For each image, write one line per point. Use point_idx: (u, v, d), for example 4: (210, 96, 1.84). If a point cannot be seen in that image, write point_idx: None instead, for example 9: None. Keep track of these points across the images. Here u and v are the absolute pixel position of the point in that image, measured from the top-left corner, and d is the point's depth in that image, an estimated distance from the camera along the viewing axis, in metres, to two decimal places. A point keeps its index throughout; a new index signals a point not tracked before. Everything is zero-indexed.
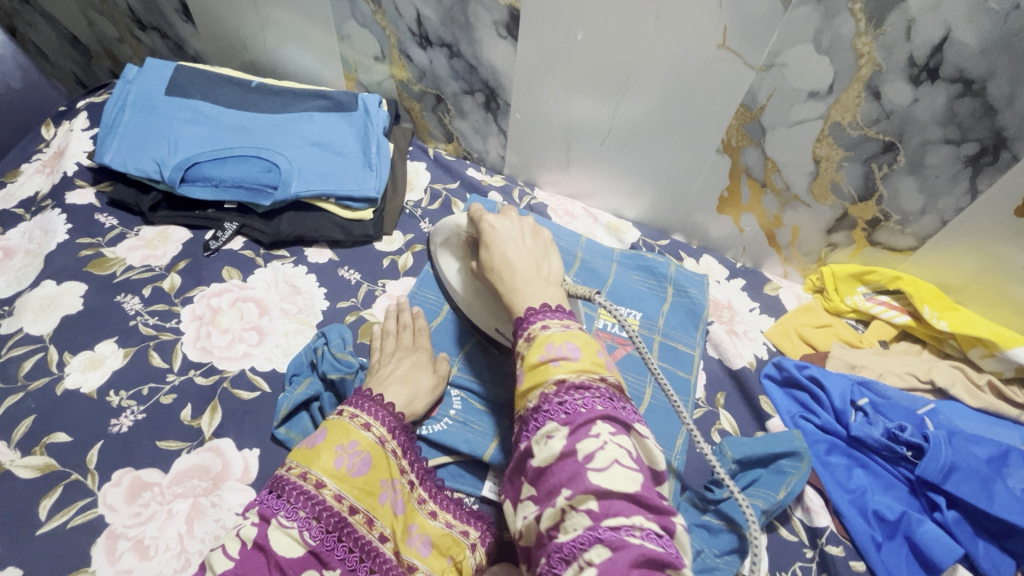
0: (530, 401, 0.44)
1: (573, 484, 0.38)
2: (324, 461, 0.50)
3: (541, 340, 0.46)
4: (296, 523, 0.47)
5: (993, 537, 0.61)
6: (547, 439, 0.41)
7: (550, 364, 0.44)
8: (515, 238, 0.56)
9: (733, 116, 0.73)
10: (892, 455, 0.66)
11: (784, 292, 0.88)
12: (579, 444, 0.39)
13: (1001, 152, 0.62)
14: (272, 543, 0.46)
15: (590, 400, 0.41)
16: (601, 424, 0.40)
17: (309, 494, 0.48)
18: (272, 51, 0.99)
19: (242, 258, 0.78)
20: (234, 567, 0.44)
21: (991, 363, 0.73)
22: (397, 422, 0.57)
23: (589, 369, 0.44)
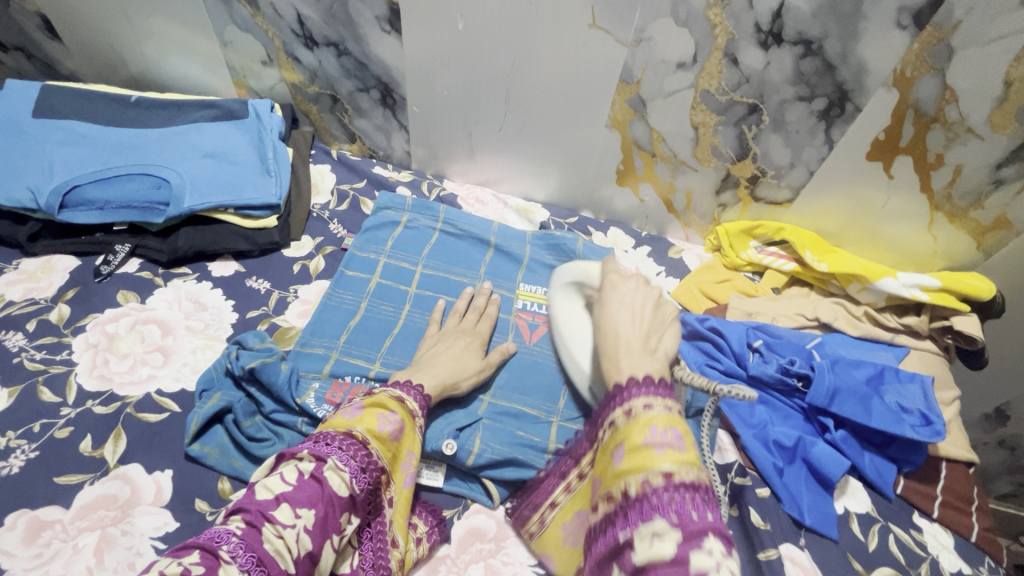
0: (631, 484, 0.44)
1: None
2: (370, 422, 0.52)
3: (644, 421, 0.47)
4: (349, 468, 0.48)
5: (877, 449, 0.69)
6: (653, 539, 0.40)
7: (654, 449, 0.44)
8: (633, 306, 0.59)
9: (615, 92, 0.77)
10: (786, 387, 0.72)
11: (687, 255, 0.93)
12: (690, 555, 0.37)
13: (846, 104, 0.69)
14: (328, 479, 0.46)
15: (697, 506, 0.40)
16: (712, 539, 0.38)
17: (359, 446, 0.50)
18: (153, 63, 0.95)
19: (139, 280, 0.75)
20: (291, 492, 0.44)
21: (867, 295, 0.81)
22: (424, 401, 0.60)
23: (690, 461, 0.44)
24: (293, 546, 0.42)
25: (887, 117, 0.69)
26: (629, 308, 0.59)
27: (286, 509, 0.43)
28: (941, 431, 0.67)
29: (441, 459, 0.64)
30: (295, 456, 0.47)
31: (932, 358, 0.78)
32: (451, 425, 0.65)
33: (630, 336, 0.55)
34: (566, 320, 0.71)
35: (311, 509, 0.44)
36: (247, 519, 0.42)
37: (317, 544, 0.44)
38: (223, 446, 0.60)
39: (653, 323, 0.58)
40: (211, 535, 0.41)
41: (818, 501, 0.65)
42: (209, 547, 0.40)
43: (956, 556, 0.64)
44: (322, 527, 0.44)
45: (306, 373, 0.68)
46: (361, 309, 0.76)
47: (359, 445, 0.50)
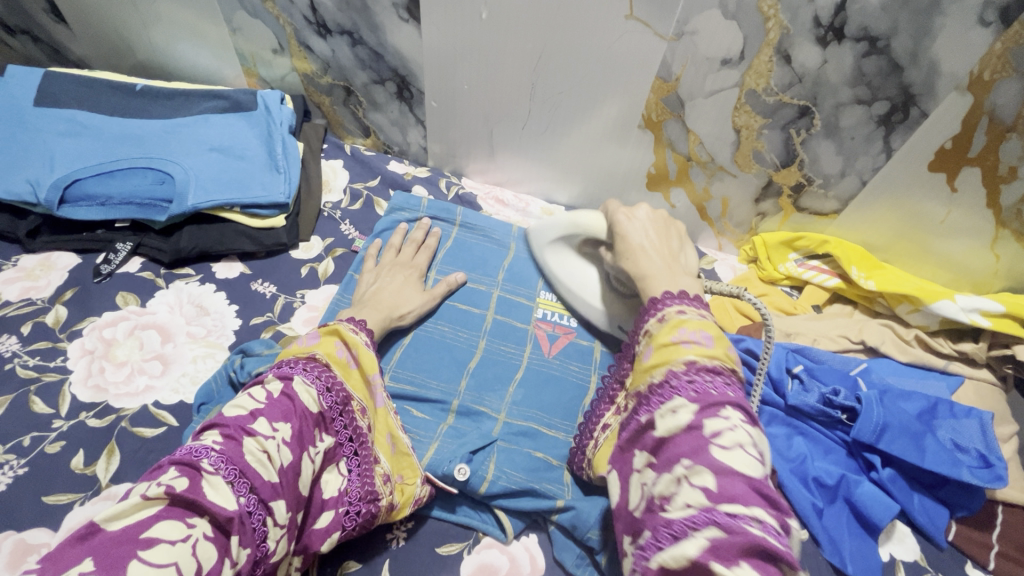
0: (655, 375, 0.48)
1: (695, 456, 0.40)
2: (329, 347, 0.55)
3: (675, 323, 0.49)
4: (315, 385, 0.49)
5: (927, 489, 0.63)
6: (671, 413, 0.44)
7: (682, 345, 0.47)
8: (649, 228, 0.61)
9: (651, 90, 0.70)
10: (828, 419, 0.66)
11: (720, 265, 0.87)
12: (705, 421, 0.42)
13: (911, 109, 0.62)
14: (298, 396, 0.47)
15: (721, 385, 0.44)
16: (731, 410, 0.42)
17: (322, 368, 0.52)
18: (161, 49, 0.90)
19: (140, 281, 0.71)
20: (263, 408, 0.44)
21: (917, 317, 0.74)
22: (375, 336, 0.63)
23: (721, 358, 0.46)
24: (275, 456, 0.42)
25: (957, 124, 0.62)
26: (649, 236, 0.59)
27: (264, 423, 0.43)
28: (1002, 476, 0.60)
29: (451, 484, 0.58)
30: (260, 380, 0.47)
31: (989, 390, 0.71)
32: (464, 448, 0.60)
33: (661, 262, 0.57)
34: (567, 270, 0.72)
35: (287, 423, 0.44)
36: (226, 433, 0.41)
37: (297, 457, 0.44)
38: None
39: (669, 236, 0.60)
40: (187, 450, 0.39)
41: (862, 547, 0.60)
42: (188, 461, 0.38)
43: None
44: (299, 440, 0.45)
45: None
46: None
47: (323, 367, 0.52)
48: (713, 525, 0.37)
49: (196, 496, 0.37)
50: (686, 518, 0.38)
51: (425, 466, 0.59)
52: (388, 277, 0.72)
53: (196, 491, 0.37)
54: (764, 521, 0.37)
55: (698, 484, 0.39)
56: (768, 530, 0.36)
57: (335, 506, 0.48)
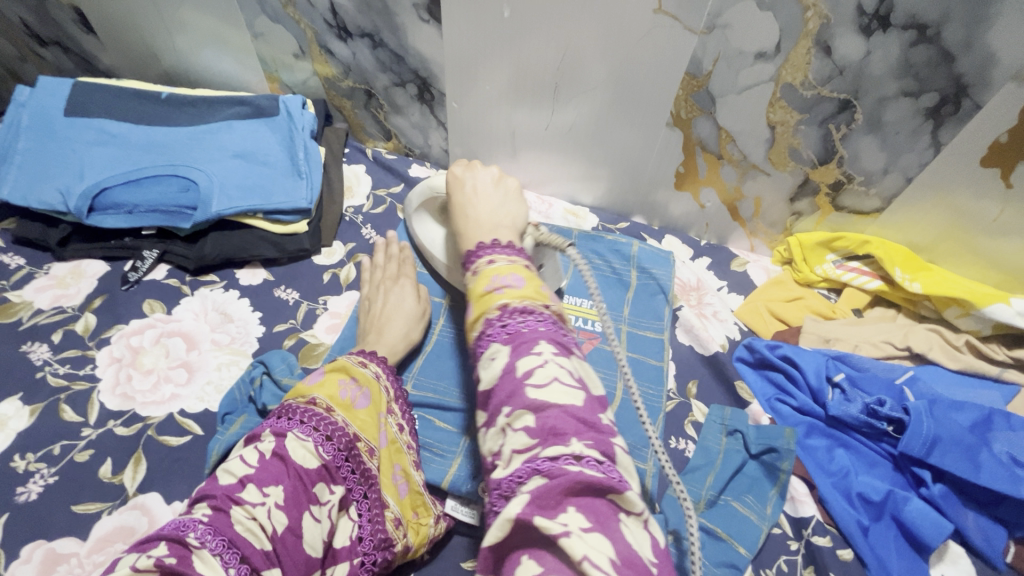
0: (474, 331, 0.42)
1: (512, 400, 0.36)
2: (331, 389, 0.53)
3: (487, 273, 0.45)
4: (312, 438, 0.48)
5: (983, 508, 0.59)
6: (490, 361, 0.39)
7: (494, 292, 0.43)
8: (477, 191, 0.59)
9: (679, 86, 0.68)
10: (873, 431, 0.62)
11: (752, 267, 0.83)
12: (518, 361, 0.37)
13: (962, 101, 0.58)
14: (291, 454, 0.46)
15: (532, 323, 0.40)
16: (544, 344, 0.39)
17: (322, 415, 0.50)
18: (186, 57, 0.91)
19: (166, 288, 0.72)
20: (254, 473, 0.43)
21: (968, 322, 0.70)
22: (386, 366, 0.61)
23: (532, 296, 0.42)
24: (266, 523, 0.42)
25: (1015, 116, 0.57)
26: (468, 191, 0.59)
27: (253, 489, 0.43)
28: None
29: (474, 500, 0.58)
30: (256, 438, 0.47)
31: None
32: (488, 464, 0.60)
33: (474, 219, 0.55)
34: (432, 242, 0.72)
35: (279, 485, 0.44)
36: (214, 505, 0.41)
37: (294, 518, 0.44)
38: None
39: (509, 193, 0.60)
40: (176, 525, 0.40)
41: (911, 568, 0.56)
42: (175, 537, 0.39)
43: None
44: (295, 500, 0.44)
45: None
46: None
47: (323, 414, 0.50)
48: (536, 474, 0.33)
49: (183, 568, 0.37)
50: (512, 473, 0.34)
51: (448, 483, 0.58)
52: (401, 287, 0.70)
53: (184, 565, 0.37)
54: (583, 455, 0.33)
55: (519, 428, 0.35)
56: (588, 465, 0.32)
57: (349, 557, 0.48)
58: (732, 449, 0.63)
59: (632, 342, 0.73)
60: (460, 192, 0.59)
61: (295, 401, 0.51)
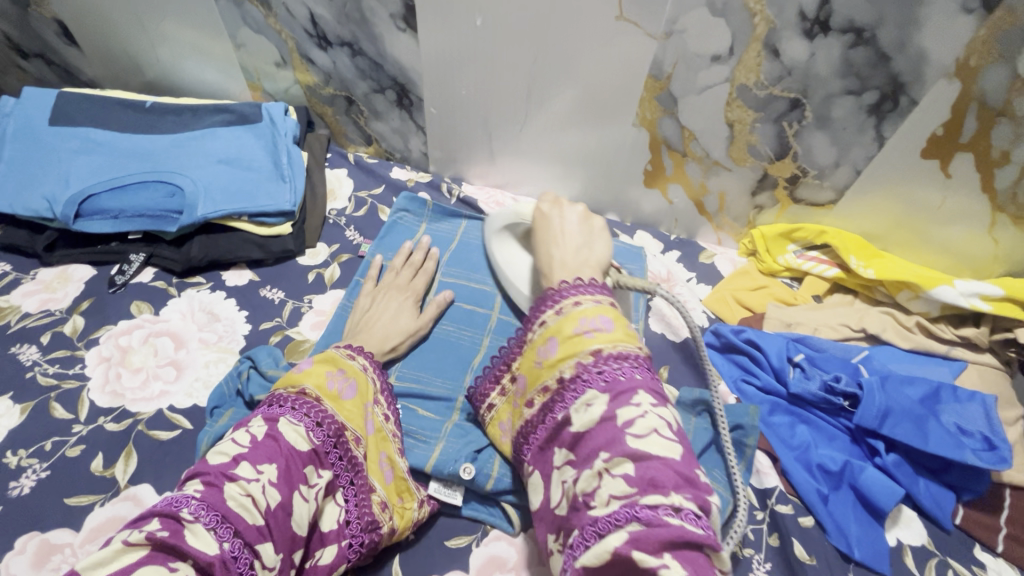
0: (565, 369, 0.49)
1: (611, 448, 0.43)
2: (320, 379, 0.56)
3: (574, 315, 0.50)
4: (302, 423, 0.51)
5: (933, 474, 0.63)
6: (586, 406, 0.46)
7: (583, 336, 0.48)
8: (559, 232, 0.61)
9: (644, 88, 0.72)
10: (830, 406, 0.66)
11: (720, 259, 0.87)
12: (618, 411, 0.44)
13: (900, 98, 0.63)
14: (284, 435, 0.48)
15: (628, 370, 0.46)
16: (642, 394, 0.44)
17: (312, 403, 0.53)
18: (169, 68, 0.94)
19: (153, 290, 0.73)
20: (247, 452, 0.46)
21: (918, 304, 0.75)
22: (376, 361, 0.64)
23: (621, 339, 0.48)
24: (259, 498, 0.44)
25: (948, 110, 0.63)
26: (557, 227, 0.62)
27: (247, 466, 0.45)
28: (1007, 457, 0.60)
29: (457, 483, 0.60)
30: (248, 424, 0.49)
31: (992, 374, 0.72)
32: (469, 446, 0.61)
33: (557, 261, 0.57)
34: (509, 261, 0.73)
35: (272, 464, 0.46)
36: (207, 481, 0.43)
37: (285, 496, 0.46)
38: None
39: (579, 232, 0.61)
40: (170, 501, 0.42)
41: (868, 532, 0.60)
42: (169, 512, 0.40)
43: None
44: (286, 479, 0.46)
45: None
46: None
47: (313, 402, 0.53)
48: (634, 519, 0.39)
49: (176, 540, 0.39)
50: (609, 515, 0.40)
51: (431, 467, 0.60)
52: (402, 297, 0.73)
53: (177, 538, 0.39)
54: (683, 508, 0.39)
55: (619, 474, 0.41)
56: (685, 518, 0.38)
57: (337, 539, 0.51)
58: (700, 427, 0.66)
59: None
60: (546, 228, 0.62)
61: (286, 391, 0.54)
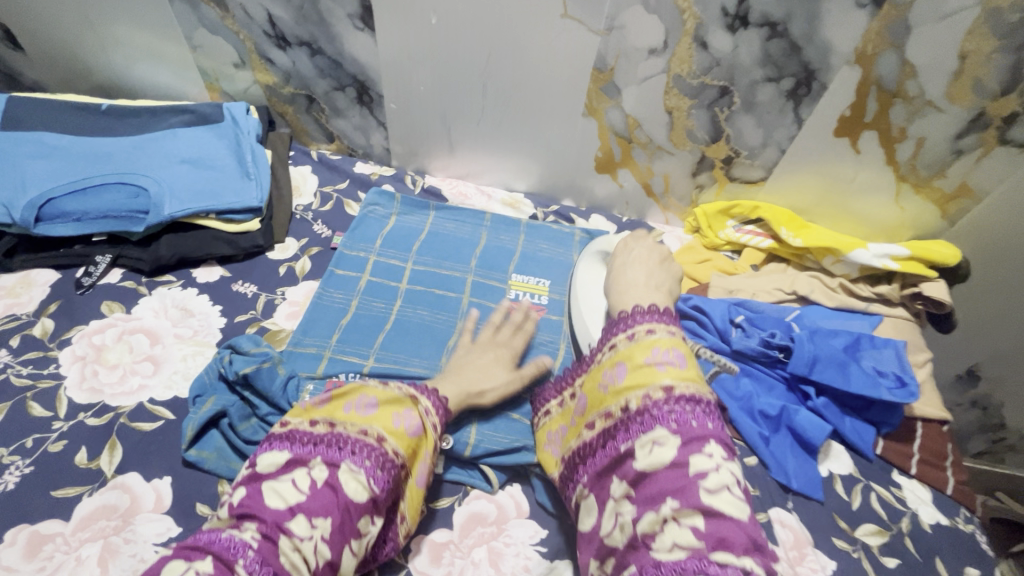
0: (634, 398, 0.53)
1: (681, 496, 0.45)
2: (387, 421, 0.53)
3: (648, 343, 0.56)
4: (364, 471, 0.49)
5: (857, 413, 0.72)
6: (653, 446, 0.49)
7: (656, 367, 0.54)
8: (641, 259, 0.70)
9: (590, 80, 0.78)
10: (768, 359, 0.74)
11: (668, 237, 0.95)
12: (691, 458, 0.47)
13: (812, 83, 0.72)
14: (344, 486, 0.48)
15: (700, 415, 0.50)
16: (713, 445, 0.48)
17: (373, 446, 0.51)
18: (121, 71, 0.93)
19: (123, 290, 0.74)
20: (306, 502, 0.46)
21: (841, 267, 0.84)
22: (443, 406, 0.59)
23: (691, 378, 0.53)
24: (310, 557, 0.44)
25: (852, 93, 0.72)
26: (637, 255, 0.71)
27: (303, 521, 0.45)
28: (915, 392, 0.69)
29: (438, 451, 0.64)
30: (309, 463, 0.49)
31: (905, 324, 0.82)
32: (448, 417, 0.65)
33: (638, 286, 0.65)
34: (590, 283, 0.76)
35: (327, 518, 0.46)
36: (263, 532, 0.44)
37: (337, 551, 0.46)
38: (221, 450, 0.60)
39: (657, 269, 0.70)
40: (226, 545, 0.43)
41: (803, 465, 0.68)
42: (225, 558, 0.42)
43: (933, 508, 0.67)
44: (341, 532, 0.47)
45: (303, 374, 0.68)
46: (351, 307, 0.76)
47: (375, 446, 0.51)
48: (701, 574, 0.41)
49: None
50: (676, 562, 0.42)
51: None
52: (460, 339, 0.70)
53: None
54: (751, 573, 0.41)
55: (688, 524, 0.44)
56: None
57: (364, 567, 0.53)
58: None
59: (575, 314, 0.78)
60: (627, 254, 0.72)
61: (350, 431, 0.52)
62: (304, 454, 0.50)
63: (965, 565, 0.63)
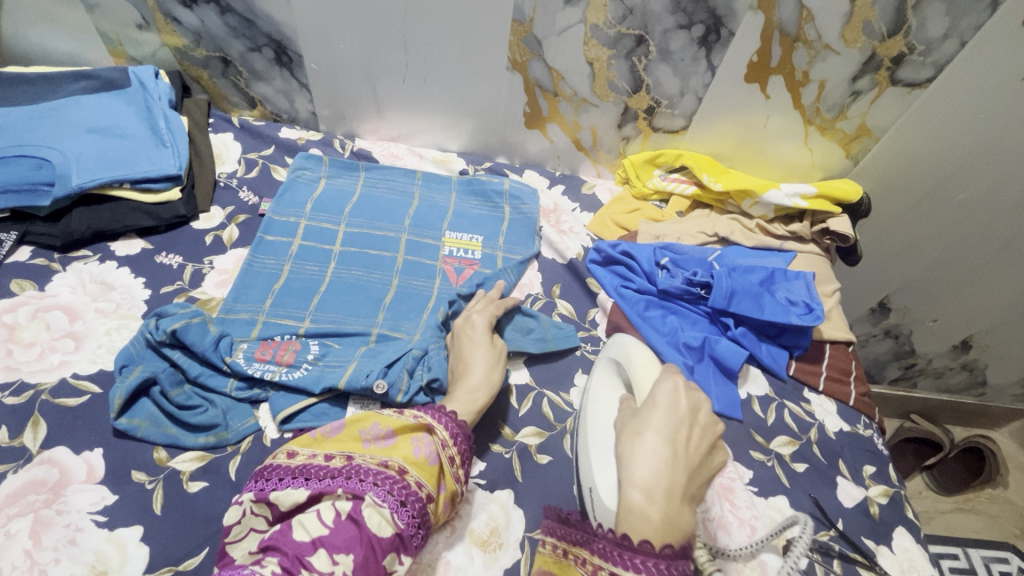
0: None
1: None
2: (404, 449, 0.52)
3: None
4: (387, 504, 0.47)
5: (772, 340, 0.79)
6: None
7: None
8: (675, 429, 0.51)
9: (510, 32, 0.79)
10: (691, 296, 0.79)
11: (599, 189, 0.98)
12: None
13: (721, 30, 0.75)
14: (366, 519, 0.47)
15: None
16: None
17: (394, 478, 0.50)
18: (11, 37, 0.86)
19: (34, 268, 0.71)
20: (328, 535, 0.45)
21: (758, 209, 0.90)
22: (460, 428, 0.56)
23: None
24: None
25: (757, 39, 0.75)
26: (676, 425, 0.51)
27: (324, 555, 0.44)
28: (820, 315, 0.75)
29: (371, 398, 0.64)
30: (332, 493, 0.48)
31: (816, 258, 0.88)
32: (380, 362, 0.64)
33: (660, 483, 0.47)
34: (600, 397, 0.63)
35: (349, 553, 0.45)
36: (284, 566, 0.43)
37: None
38: (153, 416, 0.60)
39: (695, 468, 0.50)
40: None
41: (725, 389, 0.73)
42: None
43: (837, 418, 0.75)
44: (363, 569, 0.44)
45: (237, 338, 0.67)
46: (284, 272, 0.75)
47: (396, 478, 0.50)
48: None
49: None
50: None
51: (344, 382, 0.63)
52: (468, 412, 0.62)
53: None
54: None
55: None
56: None
57: None
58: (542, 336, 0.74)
59: (508, 265, 0.82)
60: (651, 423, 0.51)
61: (369, 462, 0.51)
62: (328, 486, 0.49)
63: (863, 463, 0.71)
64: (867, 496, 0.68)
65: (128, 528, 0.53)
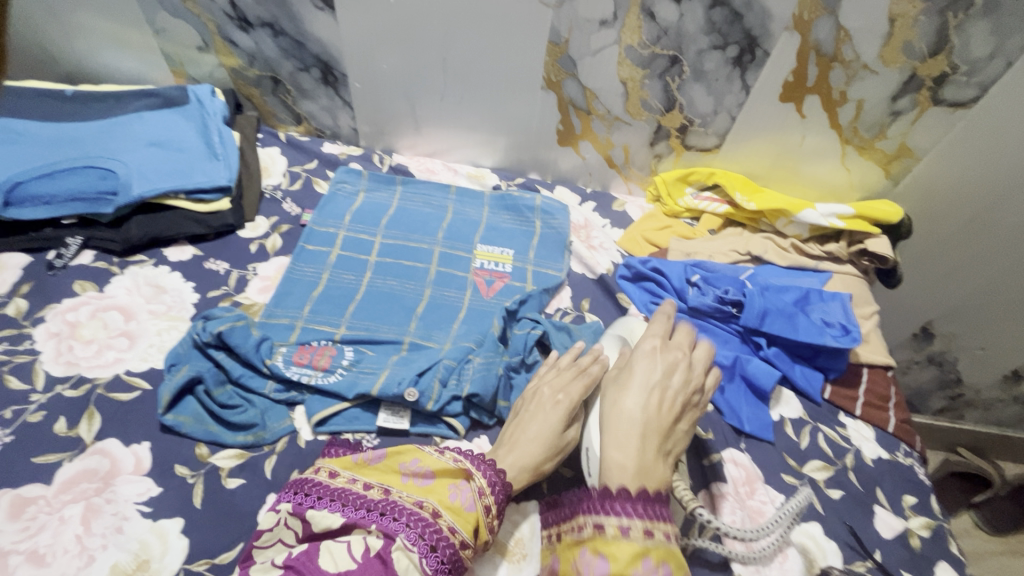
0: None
1: None
2: (441, 494, 0.53)
3: (638, 550, 0.47)
4: (416, 547, 0.49)
5: (806, 361, 0.77)
6: None
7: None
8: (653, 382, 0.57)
9: (546, 53, 0.81)
10: (722, 314, 0.79)
11: (630, 206, 0.98)
12: None
13: (756, 50, 0.75)
14: (394, 560, 0.48)
15: None
16: None
17: (427, 521, 0.51)
18: (86, 59, 0.94)
19: (95, 270, 0.76)
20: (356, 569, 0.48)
21: (792, 228, 0.89)
22: (500, 477, 0.55)
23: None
24: None
25: (793, 58, 0.75)
26: (652, 378, 0.58)
27: None
28: (857, 338, 0.74)
29: (403, 406, 0.65)
30: (365, 529, 0.51)
31: (853, 279, 0.86)
32: (411, 371, 0.66)
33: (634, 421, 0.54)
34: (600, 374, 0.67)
35: None
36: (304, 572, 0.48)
37: None
38: (197, 414, 0.63)
39: (670, 412, 0.56)
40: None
41: (756, 410, 0.72)
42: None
43: (875, 444, 0.72)
44: None
45: (277, 342, 0.70)
46: (322, 280, 0.78)
47: (429, 520, 0.51)
48: None
49: None
50: None
51: (377, 390, 0.64)
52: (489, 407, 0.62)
53: None
54: None
55: None
56: None
57: None
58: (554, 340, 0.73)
59: (537, 278, 0.83)
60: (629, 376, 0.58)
61: (405, 500, 0.53)
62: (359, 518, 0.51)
63: (903, 493, 0.68)
64: (907, 528, 0.66)
65: (170, 519, 0.56)
